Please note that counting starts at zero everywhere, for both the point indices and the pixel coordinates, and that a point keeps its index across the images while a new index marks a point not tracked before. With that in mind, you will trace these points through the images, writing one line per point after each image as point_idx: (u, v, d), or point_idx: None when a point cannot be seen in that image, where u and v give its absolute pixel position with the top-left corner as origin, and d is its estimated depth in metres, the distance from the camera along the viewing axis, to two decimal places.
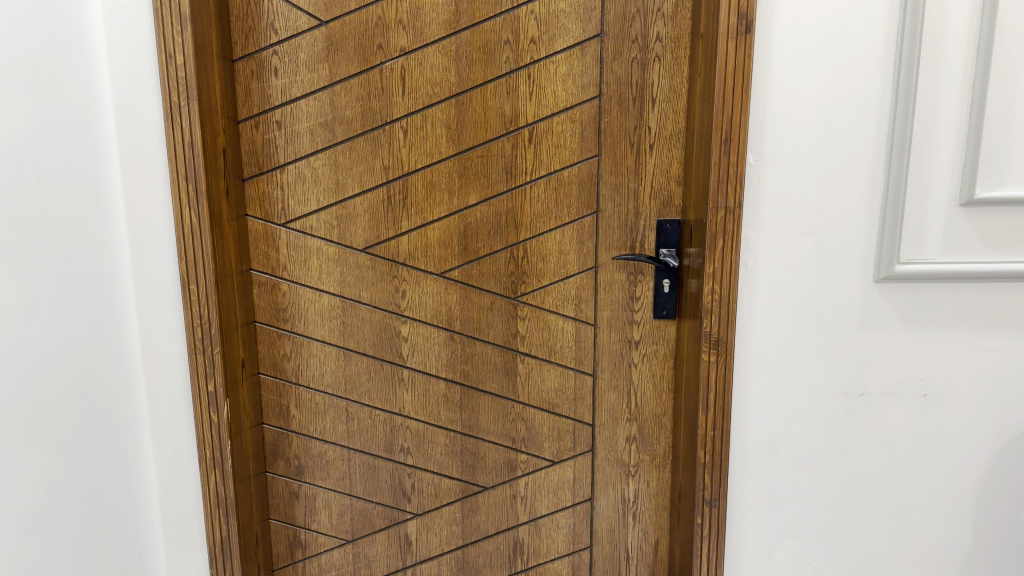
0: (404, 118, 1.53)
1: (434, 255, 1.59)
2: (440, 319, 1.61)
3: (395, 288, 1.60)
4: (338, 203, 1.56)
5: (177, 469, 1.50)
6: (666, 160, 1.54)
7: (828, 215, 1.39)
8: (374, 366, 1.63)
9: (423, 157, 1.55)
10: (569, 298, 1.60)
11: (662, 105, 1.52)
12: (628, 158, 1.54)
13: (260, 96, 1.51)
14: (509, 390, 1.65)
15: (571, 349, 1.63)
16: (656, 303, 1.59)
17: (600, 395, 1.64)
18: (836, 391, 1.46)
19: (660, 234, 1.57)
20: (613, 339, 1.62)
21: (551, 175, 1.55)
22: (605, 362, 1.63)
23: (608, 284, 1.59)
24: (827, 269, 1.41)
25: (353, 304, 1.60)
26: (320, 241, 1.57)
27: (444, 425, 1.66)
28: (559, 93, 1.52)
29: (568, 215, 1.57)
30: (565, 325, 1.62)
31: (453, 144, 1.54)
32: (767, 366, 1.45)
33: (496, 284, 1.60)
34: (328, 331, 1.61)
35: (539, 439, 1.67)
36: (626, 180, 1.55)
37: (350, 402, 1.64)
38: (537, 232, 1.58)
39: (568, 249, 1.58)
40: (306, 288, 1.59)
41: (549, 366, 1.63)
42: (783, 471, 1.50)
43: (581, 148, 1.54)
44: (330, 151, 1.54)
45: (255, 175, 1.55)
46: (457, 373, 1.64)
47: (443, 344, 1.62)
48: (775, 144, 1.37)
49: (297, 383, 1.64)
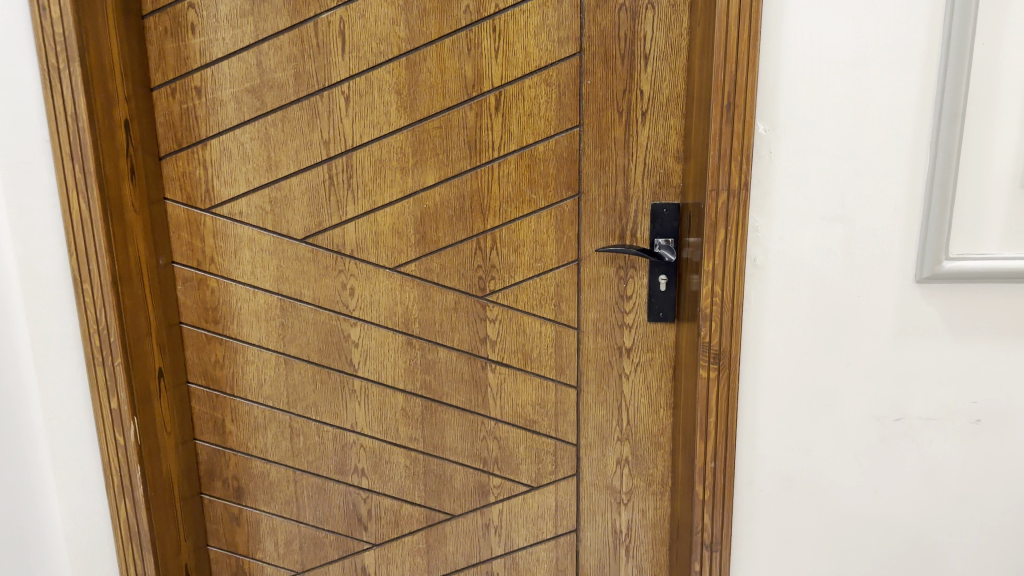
0: (345, 82, 1.27)
1: (387, 245, 1.34)
2: (396, 321, 1.37)
3: (342, 283, 1.35)
4: (272, 184, 1.32)
5: (82, 497, 1.28)
6: (661, 132, 1.27)
7: (860, 197, 1.11)
8: (320, 376, 1.39)
9: (371, 129, 1.29)
10: (547, 298, 1.35)
11: (656, 63, 1.24)
12: (615, 130, 1.27)
13: (175, 57, 1.27)
14: (478, 404, 1.40)
15: (550, 357, 1.37)
16: (651, 304, 1.33)
17: (585, 410, 1.39)
18: (867, 415, 1.19)
19: (655, 221, 1.30)
20: (600, 344, 1.36)
21: (524, 150, 1.29)
22: (591, 372, 1.37)
23: (593, 281, 1.34)
24: (856, 265, 1.14)
25: (294, 302, 1.36)
26: (252, 229, 1.34)
27: (404, 444, 1.42)
28: (531, 50, 1.25)
29: (545, 199, 1.31)
30: (543, 328, 1.36)
31: (406, 113, 1.28)
32: (782, 384, 1.19)
33: (459, 280, 1.35)
34: (265, 335, 1.38)
35: (513, 460, 1.42)
36: (613, 155, 1.28)
37: (293, 416, 1.41)
38: (508, 218, 1.32)
39: (545, 238, 1.32)
40: (237, 284, 1.36)
41: (524, 377, 1.38)
42: (802, 510, 1.23)
43: (559, 118, 1.28)
44: (259, 122, 1.29)
45: (173, 151, 1.31)
46: (417, 384, 1.39)
47: (400, 350, 1.38)
48: (790, 109, 1.09)
49: (233, 394, 1.41)
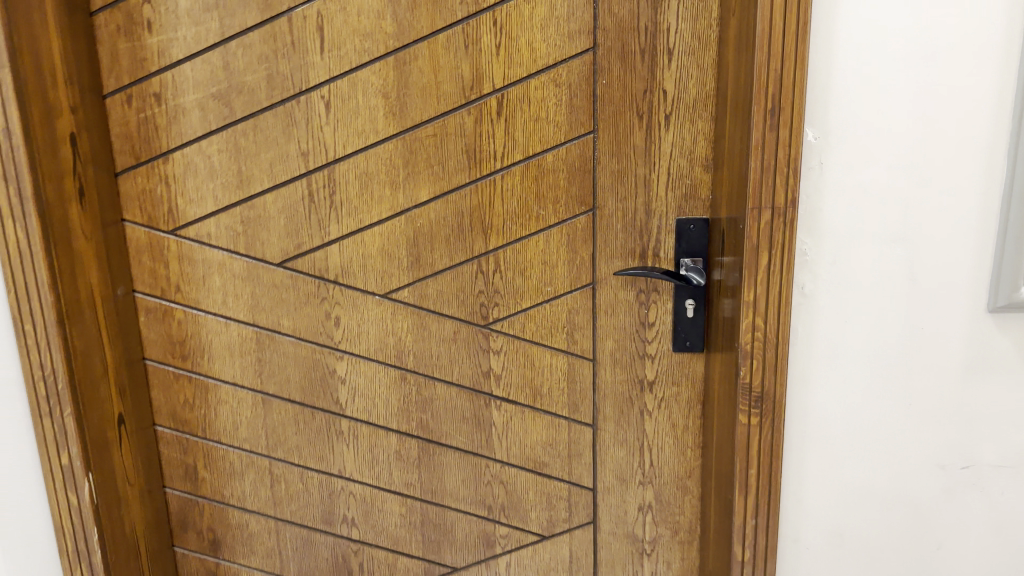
0: (325, 85, 1.11)
1: (376, 269, 1.17)
2: (388, 354, 1.20)
3: (325, 312, 1.19)
4: (244, 202, 1.16)
5: (33, 562, 1.13)
6: (688, 138, 1.11)
7: (925, 214, 0.96)
8: (303, 417, 1.23)
9: (356, 139, 1.13)
10: (558, 327, 1.19)
11: (682, 59, 1.08)
12: (634, 136, 1.11)
13: (130, 59, 1.11)
14: (482, 446, 1.24)
15: (562, 393, 1.22)
16: (676, 332, 1.17)
17: (602, 451, 1.23)
18: (930, 463, 1.04)
19: (681, 238, 1.14)
20: (618, 378, 1.21)
21: (530, 160, 1.13)
22: (608, 409, 1.22)
23: (610, 307, 1.18)
24: (919, 292, 0.98)
25: (271, 335, 1.20)
26: (223, 253, 1.18)
27: (399, 491, 1.26)
28: (537, 46, 1.09)
29: (554, 215, 1.15)
30: (554, 361, 1.20)
31: (395, 120, 1.12)
32: (831, 428, 1.03)
33: (459, 308, 1.19)
34: (240, 371, 1.22)
35: (522, 508, 1.26)
36: (633, 165, 1.12)
37: (274, 462, 1.25)
38: (513, 237, 1.16)
39: (555, 259, 1.17)
40: (207, 315, 1.20)
41: (533, 415, 1.22)
42: (854, 569, 1.08)
43: (570, 123, 1.12)
44: (227, 132, 1.13)
45: (131, 166, 1.15)
46: (413, 424, 1.23)
47: (392, 387, 1.21)
48: (845, 113, 0.93)
49: (206, 437, 1.25)
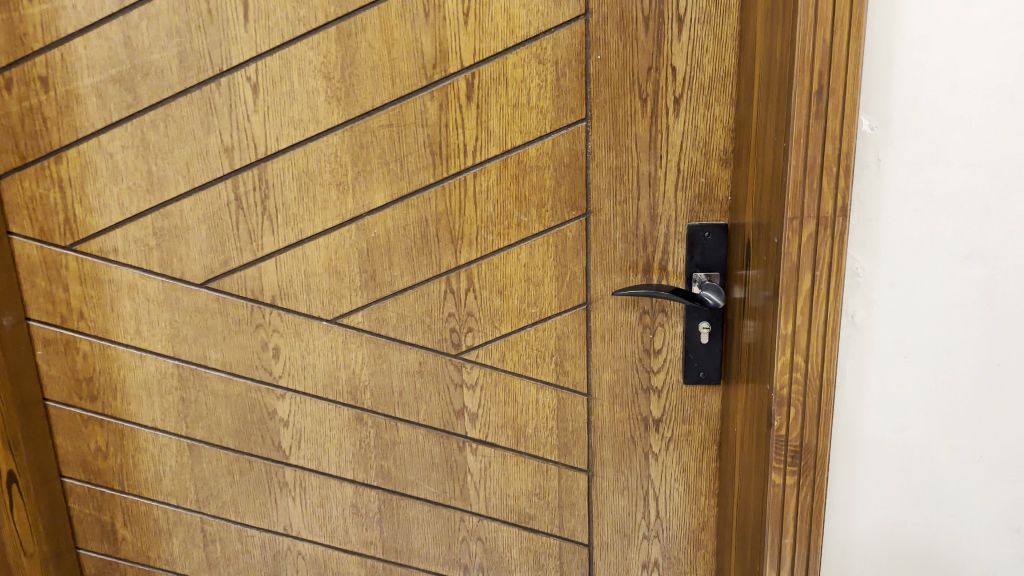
0: (252, 63, 0.89)
1: (322, 289, 0.96)
2: (339, 392, 0.99)
3: (261, 341, 0.97)
4: (157, 209, 0.94)
5: None
6: (702, 126, 0.90)
7: (1007, 224, 0.76)
8: (239, 466, 1.02)
9: (292, 130, 0.91)
10: (544, 356, 0.98)
11: (696, 28, 0.87)
12: (636, 124, 0.90)
13: (6, 34, 0.89)
14: (455, 497, 1.03)
15: (550, 433, 1.01)
16: (688, 360, 0.97)
17: (599, 501, 1.03)
18: (1006, 528, 0.84)
19: (693, 248, 0.94)
20: (618, 416, 1.00)
21: (508, 155, 0.92)
22: (606, 451, 1.02)
23: (608, 332, 0.97)
24: (997, 321, 0.78)
25: (197, 369, 0.99)
26: (133, 272, 0.96)
27: (357, 550, 1.06)
28: (516, 13, 0.87)
29: (539, 222, 0.94)
30: (540, 396, 1.00)
31: (341, 106, 0.90)
32: (885, 487, 0.83)
33: (425, 335, 0.97)
34: (162, 413, 1.01)
35: (504, 567, 1.06)
36: (635, 159, 0.92)
37: (207, 518, 1.05)
38: (489, 249, 0.95)
39: (540, 275, 0.96)
40: (119, 347, 0.99)
41: (516, 460, 1.02)
42: None
43: (557, 108, 0.90)
44: (133, 124, 0.91)
45: (16, 167, 0.93)
46: (372, 473, 1.02)
47: (345, 429, 1.00)
48: (911, 94, 0.73)
49: (124, 490, 1.04)
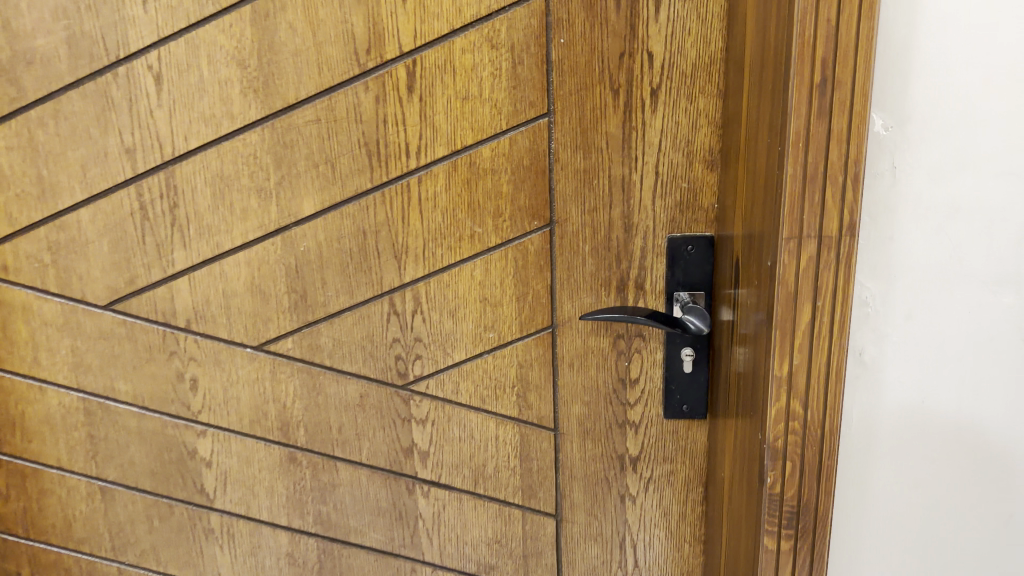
0: (153, 49, 0.75)
1: (244, 312, 0.82)
2: (268, 429, 0.86)
3: (176, 371, 0.85)
4: (52, 220, 0.81)
5: None
6: (685, 122, 0.77)
7: None
8: (157, 510, 0.90)
9: (203, 128, 0.77)
10: (504, 387, 0.85)
11: (677, 6, 0.74)
12: (607, 121, 0.77)
13: None
14: (405, 545, 0.90)
15: (512, 474, 0.88)
16: (669, 391, 0.85)
17: (569, 549, 0.91)
18: None
19: (675, 265, 0.81)
20: (590, 454, 0.88)
21: (458, 157, 0.78)
22: (577, 494, 0.89)
23: (577, 360, 0.84)
24: None
25: (106, 403, 0.86)
26: (26, 292, 0.83)
27: None
28: None
29: (495, 234, 0.81)
30: (500, 433, 0.87)
31: (259, 100, 0.77)
32: (899, 552, 0.71)
33: (365, 364, 0.84)
34: (67, 452, 0.88)
35: None
36: (606, 161, 0.78)
37: (124, 568, 0.92)
38: (438, 265, 0.82)
39: (498, 296, 0.82)
40: (15, 377, 0.86)
41: (473, 504, 0.89)
42: None
43: (515, 102, 0.77)
44: (17, 121, 0.78)
45: None
46: (309, 518, 0.90)
47: (277, 470, 0.88)
48: (936, 88, 0.59)
49: (28, 537, 0.92)
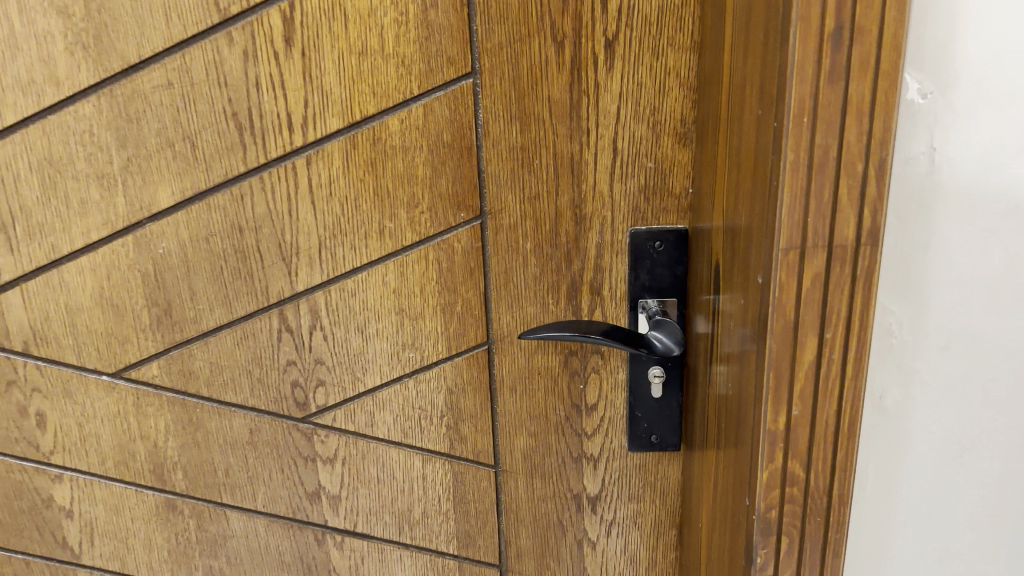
0: None
1: (96, 331, 0.65)
2: (139, 471, 0.70)
3: (17, 406, 0.67)
4: None
5: None
6: (649, 83, 0.59)
7: None
8: (12, 569, 0.73)
9: (22, 98, 0.59)
10: (430, 418, 0.69)
11: None
12: (550, 81, 0.59)
13: None
14: None
15: (444, 519, 0.72)
16: (636, 420, 0.68)
17: None
18: None
19: (638, 264, 0.64)
20: (540, 495, 0.71)
21: (357, 130, 0.60)
22: (524, 541, 0.73)
23: (519, 385, 0.67)
24: None
25: None
26: None
27: None
28: None
29: (410, 231, 0.63)
30: (427, 472, 0.70)
31: (91, 60, 0.58)
32: None
33: (254, 394, 0.67)
34: None
35: None
36: (549, 134, 0.60)
37: None
38: (339, 270, 0.64)
39: (416, 307, 0.65)
40: None
41: (397, 555, 0.73)
42: None
43: (429, 58, 0.59)
44: None
45: None
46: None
47: (154, 520, 0.71)
48: (993, 35, 0.42)
49: None
